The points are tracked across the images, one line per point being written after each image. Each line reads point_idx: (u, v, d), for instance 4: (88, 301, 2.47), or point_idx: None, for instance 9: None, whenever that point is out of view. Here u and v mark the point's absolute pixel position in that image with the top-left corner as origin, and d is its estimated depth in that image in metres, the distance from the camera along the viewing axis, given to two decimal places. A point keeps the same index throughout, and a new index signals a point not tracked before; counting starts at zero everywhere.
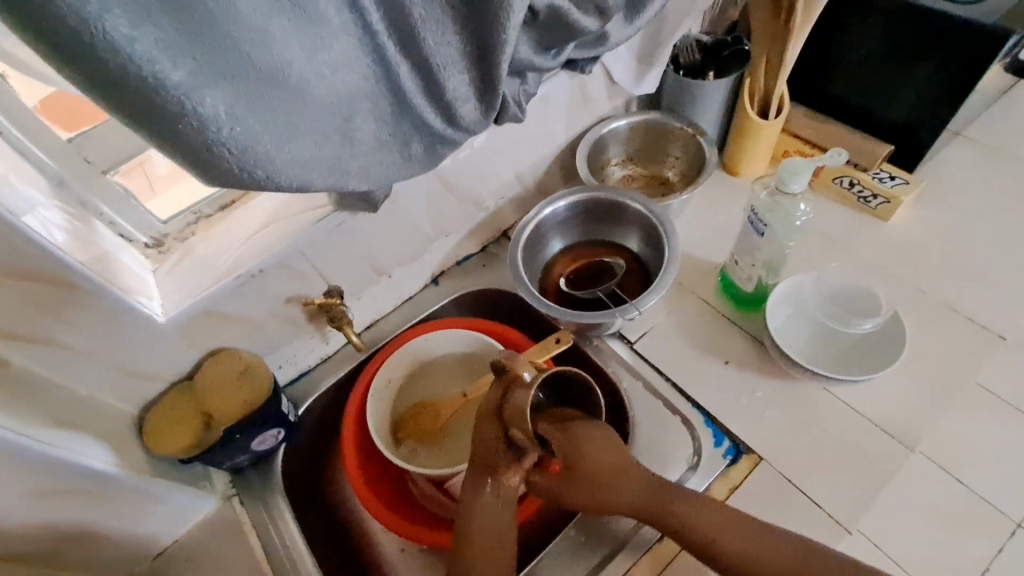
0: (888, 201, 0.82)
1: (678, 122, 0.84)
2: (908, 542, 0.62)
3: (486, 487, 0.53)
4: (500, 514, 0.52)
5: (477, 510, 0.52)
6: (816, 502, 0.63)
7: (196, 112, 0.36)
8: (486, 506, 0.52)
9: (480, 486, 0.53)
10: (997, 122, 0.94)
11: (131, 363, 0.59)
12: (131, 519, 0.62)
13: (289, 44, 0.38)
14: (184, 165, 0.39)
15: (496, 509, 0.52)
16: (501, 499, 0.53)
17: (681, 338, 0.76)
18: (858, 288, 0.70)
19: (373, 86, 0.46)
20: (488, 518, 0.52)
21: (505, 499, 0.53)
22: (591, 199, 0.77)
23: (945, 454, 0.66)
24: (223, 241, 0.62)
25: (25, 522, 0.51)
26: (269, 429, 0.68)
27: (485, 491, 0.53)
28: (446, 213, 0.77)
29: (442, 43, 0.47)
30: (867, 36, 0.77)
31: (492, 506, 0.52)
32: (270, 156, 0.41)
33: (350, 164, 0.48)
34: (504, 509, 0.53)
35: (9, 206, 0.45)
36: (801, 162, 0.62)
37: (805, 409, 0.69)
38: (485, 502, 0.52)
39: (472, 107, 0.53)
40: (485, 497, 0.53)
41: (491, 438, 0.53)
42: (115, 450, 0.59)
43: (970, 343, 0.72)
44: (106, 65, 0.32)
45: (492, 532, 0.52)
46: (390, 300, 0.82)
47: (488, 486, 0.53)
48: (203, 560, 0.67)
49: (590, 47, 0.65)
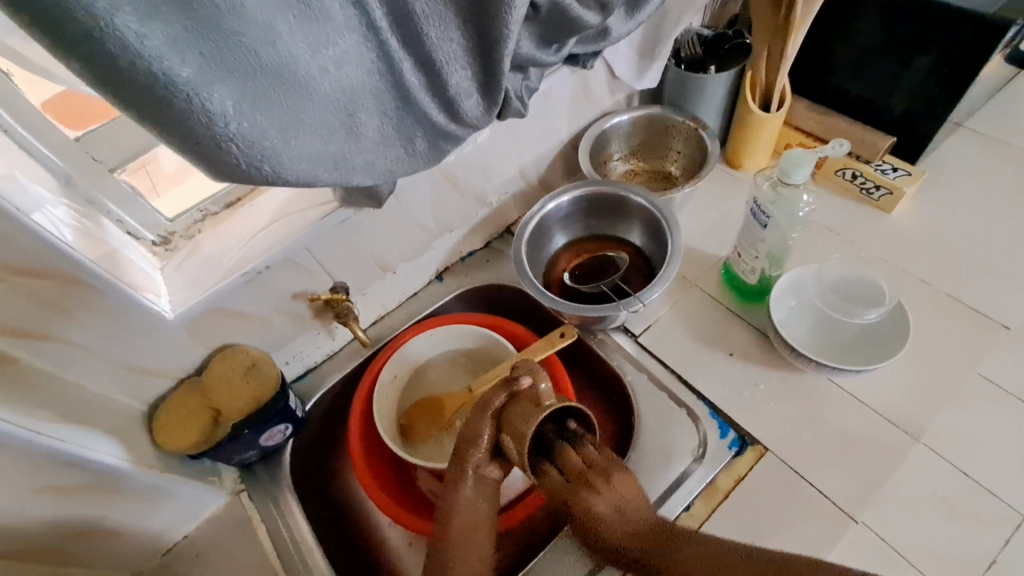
0: (892, 192, 0.82)
1: (680, 117, 0.84)
2: (913, 531, 0.62)
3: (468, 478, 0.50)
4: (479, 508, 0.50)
5: (457, 508, 0.50)
6: (821, 492, 0.63)
7: (204, 107, 0.36)
8: (467, 504, 0.50)
9: (461, 481, 0.50)
10: (1000, 113, 0.94)
11: (141, 360, 0.60)
12: (141, 514, 0.62)
13: (294, 40, 0.39)
14: (192, 161, 0.40)
15: (475, 504, 0.50)
16: (482, 493, 0.50)
17: (685, 331, 0.76)
18: (861, 279, 0.70)
19: (377, 81, 0.46)
20: (467, 517, 0.49)
21: (482, 498, 0.50)
22: (593, 194, 0.78)
23: (950, 446, 0.66)
24: (230, 239, 0.63)
25: (36, 516, 0.52)
26: (277, 425, 0.68)
27: (466, 485, 0.50)
28: (450, 208, 0.78)
29: (445, 39, 0.47)
30: (869, 28, 0.78)
31: (470, 503, 0.50)
32: (278, 151, 0.42)
33: (355, 159, 0.48)
34: (482, 508, 0.50)
35: (20, 204, 0.46)
36: (802, 153, 0.63)
37: (809, 400, 0.69)
38: (467, 498, 0.50)
39: (474, 102, 0.54)
40: (466, 491, 0.50)
41: (481, 438, 0.50)
42: (124, 445, 0.59)
43: (974, 332, 0.72)
44: (116, 61, 0.33)
45: (471, 532, 0.49)
46: (395, 296, 0.83)
47: (468, 477, 0.50)
48: (213, 554, 0.68)
49: (592, 42, 0.65)
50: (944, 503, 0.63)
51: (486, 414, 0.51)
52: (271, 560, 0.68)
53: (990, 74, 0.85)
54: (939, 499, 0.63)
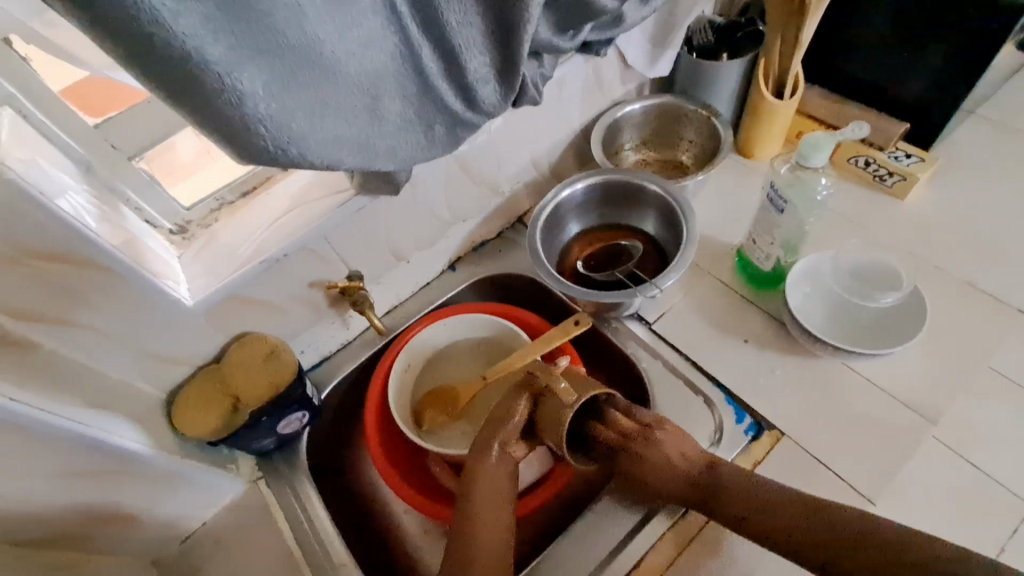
0: (905, 179, 0.82)
1: (692, 105, 0.84)
2: (928, 514, 0.62)
3: (493, 453, 0.55)
4: (503, 482, 0.55)
5: (483, 478, 0.54)
6: (838, 475, 0.64)
7: (235, 88, 0.36)
8: (495, 467, 0.55)
9: (487, 450, 0.55)
10: (1012, 100, 0.93)
11: (159, 347, 0.60)
12: (161, 500, 0.63)
13: (321, 23, 0.39)
14: (219, 143, 0.40)
15: (499, 477, 0.55)
16: (505, 469, 0.55)
17: (698, 318, 0.76)
18: (877, 265, 0.70)
19: (399, 66, 0.46)
20: (491, 483, 0.54)
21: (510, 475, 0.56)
22: (607, 182, 0.78)
23: (964, 430, 0.67)
24: (247, 227, 0.63)
25: (57, 500, 0.52)
26: (294, 412, 0.69)
27: (492, 459, 0.55)
28: (464, 197, 0.78)
29: (464, 23, 0.47)
30: (881, 15, 0.78)
31: (493, 474, 0.54)
32: (304, 135, 0.42)
33: (378, 143, 0.48)
34: (504, 481, 0.55)
35: (44, 189, 0.47)
36: (822, 136, 0.63)
37: (825, 385, 0.70)
38: (493, 473, 0.54)
39: (492, 88, 0.54)
40: (491, 466, 0.55)
41: (512, 420, 0.55)
42: (144, 431, 0.60)
43: (990, 318, 0.73)
44: (151, 41, 0.33)
45: (494, 500, 0.54)
46: (409, 285, 0.83)
47: (495, 453, 0.55)
48: (233, 541, 0.68)
49: (606, 28, 0.65)
50: (959, 487, 0.63)
51: (520, 401, 0.56)
52: (290, 547, 0.68)
53: (1004, 60, 0.85)
54: (954, 484, 0.64)
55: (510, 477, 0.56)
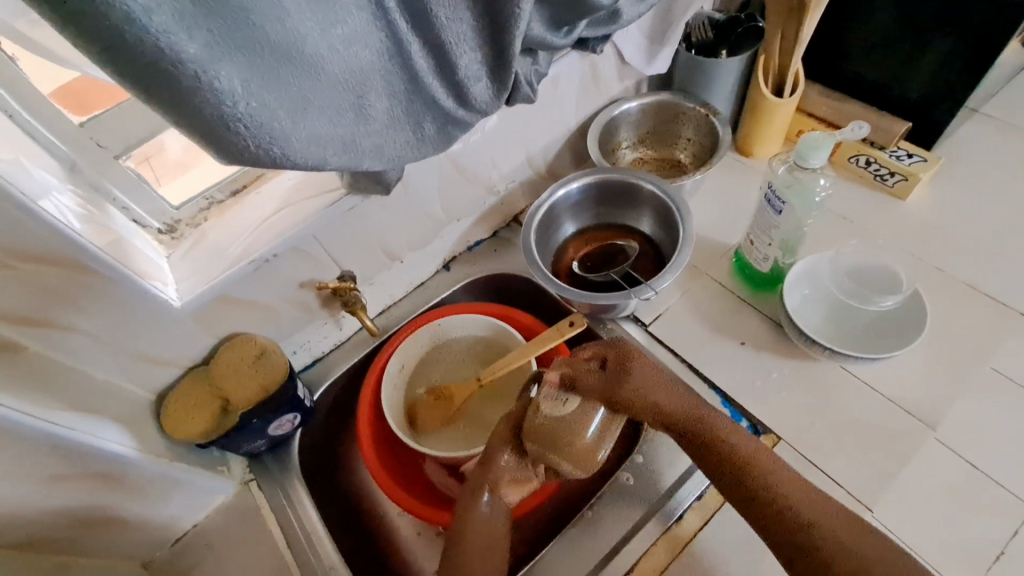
0: (906, 178, 0.81)
1: (691, 103, 0.83)
2: (925, 520, 0.61)
3: (482, 500, 0.56)
4: (496, 524, 0.56)
5: (472, 524, 0.55)
6: (835, 481, 0.63)
7: (211, 86, 0.35)
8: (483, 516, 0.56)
9: (477, 499, 0.56)
10: (1017, 98, 0.92)
11: (147, 349, 0.59)
12: (150, 503, 0.62)
13: (303, 19, 0.38)
14: (196, 141, 0.39)
15: (491, 519, 0.56)
16: (497, 512, 0.57)
17: (695, 320, 0.75)
18: (878, 266, 0.68)
19: (386, 63, 0.45)
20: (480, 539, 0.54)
21: (500, 509, 0.57)
22: (603, 181, 0.77)
23: (964, 436, 0.66)
24: (236, 227, 0.62)
25: (42, 506, 0.52)
26: (285, 414, 0.68)
27: (482, 502, 0.56)
28: (459, 196, 0.77)
29: (454, 20, 0.46)
30: (885, 12, 0.76)
31: (487, 517, 0.56)
32: (286, 134, 0.41)
33: (364, 142, 0.47)
34: (500, 521, 0.56)
35: (27, 189, 0.46)
36: (821, 136, 0.62)
37: (823, 390, 0.68)
38: (482, 517, 0.56)
39: (483, 86, 0.52)
40: (482, 507, 0.56)
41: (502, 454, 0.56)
42: (132, 434, 0.59)
43: (992, 321, 0.71)
44: (121, 37, 0.32)
45: (486, 547, 0.54)
46: (402, 286, 0.82)
47: (484, 497, 0.56)
48: (223, 544, 0.68)
49: (603, 24, 0.64)
50: (958, 494, 0.62)
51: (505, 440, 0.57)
52: (281, 550, 0.67)
53: (1010, 57, 0.83)
54: (954, 490, 0.62)
55: (501, 514, 0.57)
